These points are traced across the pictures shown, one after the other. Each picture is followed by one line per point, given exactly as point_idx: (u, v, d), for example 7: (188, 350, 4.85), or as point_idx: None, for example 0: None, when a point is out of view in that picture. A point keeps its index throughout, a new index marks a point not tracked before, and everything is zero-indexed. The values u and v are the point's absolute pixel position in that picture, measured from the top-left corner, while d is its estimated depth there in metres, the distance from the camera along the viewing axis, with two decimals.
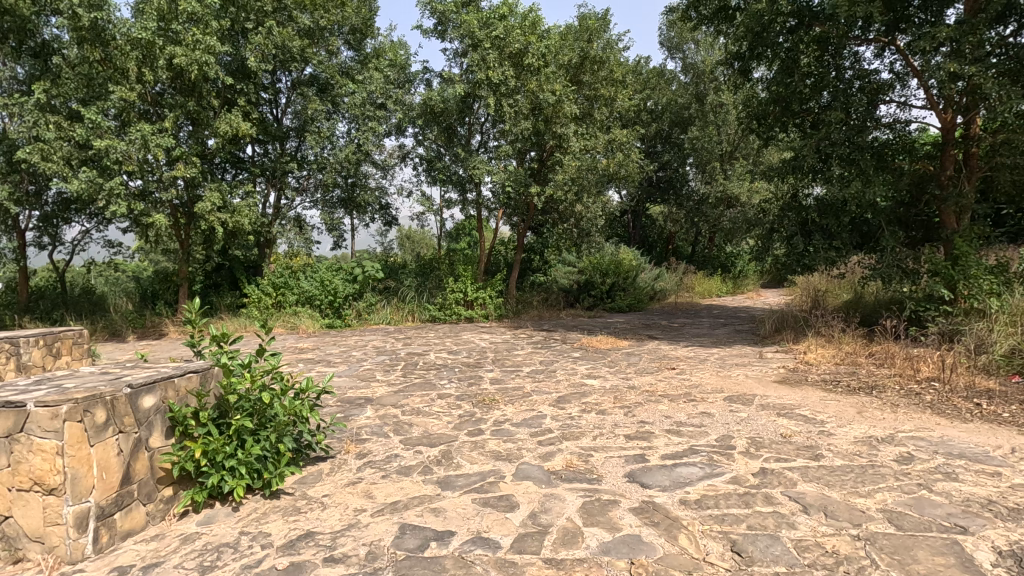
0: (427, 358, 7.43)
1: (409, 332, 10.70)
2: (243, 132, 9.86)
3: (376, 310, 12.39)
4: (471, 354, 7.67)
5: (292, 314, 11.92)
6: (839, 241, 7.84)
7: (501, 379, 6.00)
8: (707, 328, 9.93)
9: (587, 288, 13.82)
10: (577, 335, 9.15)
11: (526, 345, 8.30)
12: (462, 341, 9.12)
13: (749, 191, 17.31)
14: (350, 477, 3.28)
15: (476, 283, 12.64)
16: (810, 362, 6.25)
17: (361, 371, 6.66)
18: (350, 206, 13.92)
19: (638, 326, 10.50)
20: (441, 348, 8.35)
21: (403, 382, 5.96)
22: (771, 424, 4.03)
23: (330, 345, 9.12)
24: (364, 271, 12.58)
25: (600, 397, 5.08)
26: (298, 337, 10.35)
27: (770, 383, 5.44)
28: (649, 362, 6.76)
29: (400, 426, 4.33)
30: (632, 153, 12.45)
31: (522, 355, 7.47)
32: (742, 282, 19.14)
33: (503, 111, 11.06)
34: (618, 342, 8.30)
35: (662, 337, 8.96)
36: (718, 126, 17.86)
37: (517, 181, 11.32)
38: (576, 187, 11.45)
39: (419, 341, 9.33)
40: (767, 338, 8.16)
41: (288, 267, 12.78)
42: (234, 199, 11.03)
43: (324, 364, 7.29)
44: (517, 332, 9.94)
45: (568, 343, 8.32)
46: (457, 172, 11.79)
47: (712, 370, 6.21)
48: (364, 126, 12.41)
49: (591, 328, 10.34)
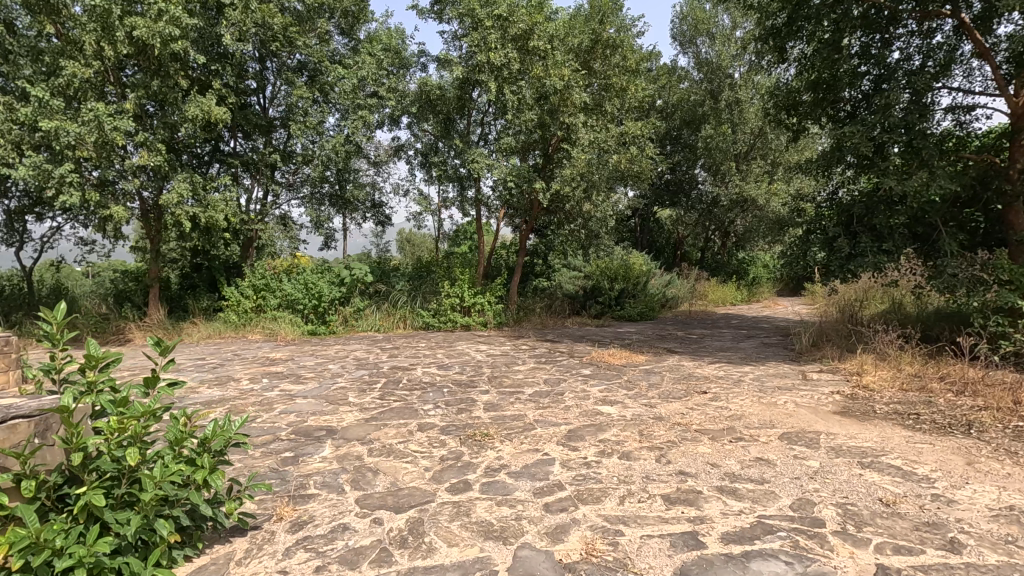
0: (414, 375, 6.39)
1: (398, 341, 9.66)
2: (216, 117, 8.90)
3: (364, 316, 11.40)
4: (466, 370, 6.63)
5: (271, 319, 10.91)
6: (891, 243, 6.77)
7: (498, 404, 4.96)
8: (731, 341, 8.87)
9: (593, 295, 12.84)
10: (586, 347, 8.12)
11: (529, 359, 7.25)
12: (457, 352, 8.08)
13: (767, 194, 16.30)
14: (270, 568, 2.26)
15: (474, 287, 11.61)
16: (870, 387, 5.20)
17: (333, 390, 5.61)
18: (340, 204, 12.91)
19: (652, 337, 9.46)
20: (432, 361, 7.31)
21: (379, 407, 4.92)
22: (860, 482, 2.99)
23: (308, 355, 8.12)
24: (352, 274, 11.63)
25: (621, 432, 4.04)
26: (275, 345, 9.35)
27: (830, 415, 4.41)
28: (674, 383, 5.72)
29: (362, 475, 3.29)
30: (646, 149, 11.44)
31: (524, 372, 6.44)
32: (757, 290, 18.09)
33: (504, 98, 10.11)
34: (634, 357, 7.26)
35: (683, 351, 7.91)
36: (734, 125, 16.85)
37: (520, 177, 10.34)
38: (585, 183, 10.43)
39: (408, 352, 8.29)
40: (805, 355, 7.11)
41: (271, 268, 11.78)
42: (209, 192, 10.07)
43: (293, 380, 6.26)
44: (519, 342, 8.92)
45: (576, 358, 7.28)
46: (455, 166, 10.81)
47: (752, 395, 5.18)
48: (355, 116, 11.43)
49: (600, 339, 9.30)
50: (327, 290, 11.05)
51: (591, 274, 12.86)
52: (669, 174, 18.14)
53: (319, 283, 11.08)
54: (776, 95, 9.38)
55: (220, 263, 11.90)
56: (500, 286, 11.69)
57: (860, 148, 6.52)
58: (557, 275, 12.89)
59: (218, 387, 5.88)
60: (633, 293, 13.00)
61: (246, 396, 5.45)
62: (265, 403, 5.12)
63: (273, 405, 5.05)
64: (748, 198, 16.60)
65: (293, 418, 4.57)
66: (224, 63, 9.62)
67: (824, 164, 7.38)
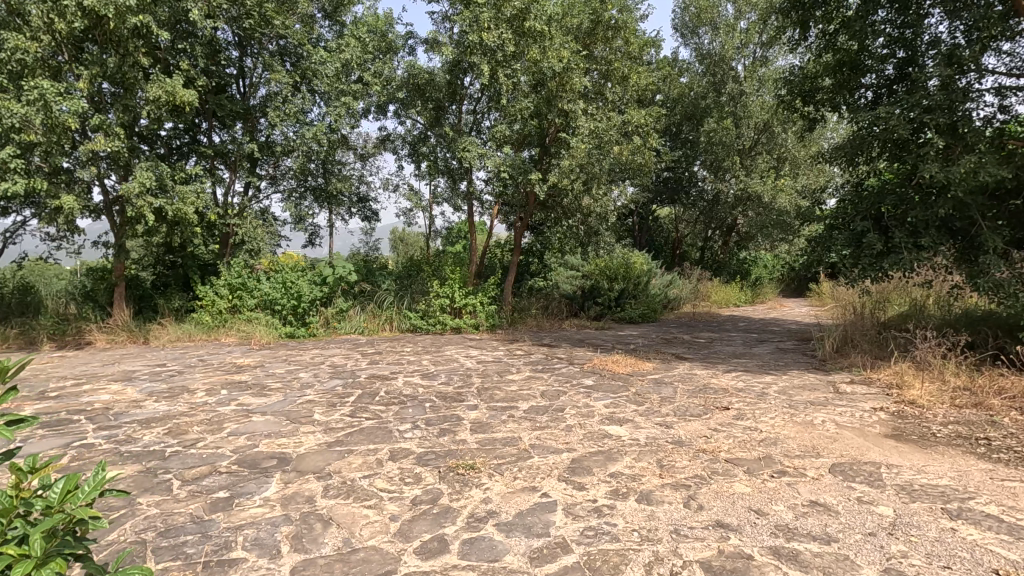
0: (395, 385, 5.64)
1: (382, 344, 8.92)
2: (182, 99, 8.14)
3: (348, 317, 10.67)
4: (454, 379, 5.90)
5: (247, 321, 10.13)
6: (929, 239, 6.07)
7: (488, 424, 4.23)
8: (743, 346, 8.17)
9: (592, 296, 12.15)
10: (587, 353, 7.42)
11: (524, 367, 6.53)
12: (446, 358, 7.36)
13: (773, 190, 15.42)
14: None
15: (465, 287, 10.86)
16: (918, 402, 4.51)
17: (298, 405, 4.84)
18: (323, 199, 12.15)
19: (657, 341, 8.76)
20: (417, 369, 6.57)
21: (347, 427, 4.17)
22: (957, 543, 2.29)
23: (280, 361, 7.37)
24: (335, 272, 10.95)
25: (635, 463, 3.33)
26: (248, 349, 8.60)
27: (882, 439, 3.71)
28: (689, 397, 5.01)
29: (309, 527, 2.55)
30: (649, 140, 10.70)
31: (518, 383, 5.71)
32: (761, 290, 17.44)
33: (497, 83, 9.45)
34: (641, 364, 6.55)
35: (694, 357, 7.20)
36: (736, 121, 16.22)
37: (516, 168, 9.63)
38: (585, 175, 9.70)
39: (391, 357, 7.56)
40: (829, 362, 6.42)
41: (249, 267, 11.03)
42: (178, 182, 9.31)
43: (256, 391, 5.49)
44: (513, 347, 8.21)
45: (577, 365, 6.56)
46: (446, 158, 10.15)
47: (782, 412, 4.47)
48: (337, 103, 10.61)
49: (601, 343, 8.59)
50: (308, 289, 10.30)
51: (591, 273, 12.07)
52: (667, 172, 17.42)
53: (299, 282, 10.32)
54: (792, 79, 8.68)
55: (195, 261, 11.12)
56: (494, 286, 10.93)
57: (897, 132, 5.83)
58: (554, 275, 12.21)
59: (166, 401, 5.10)
60: (634, 293, 12.31)
61: (196, 412, 4.68)
62: (215, 421, 4.36)
63: (223, 424, 4.28)
64: (754, 194, 15.72)
65: (241, 442, 3.81)
66: (193, 42, 8.89)
67: (850, 151, 6.69)
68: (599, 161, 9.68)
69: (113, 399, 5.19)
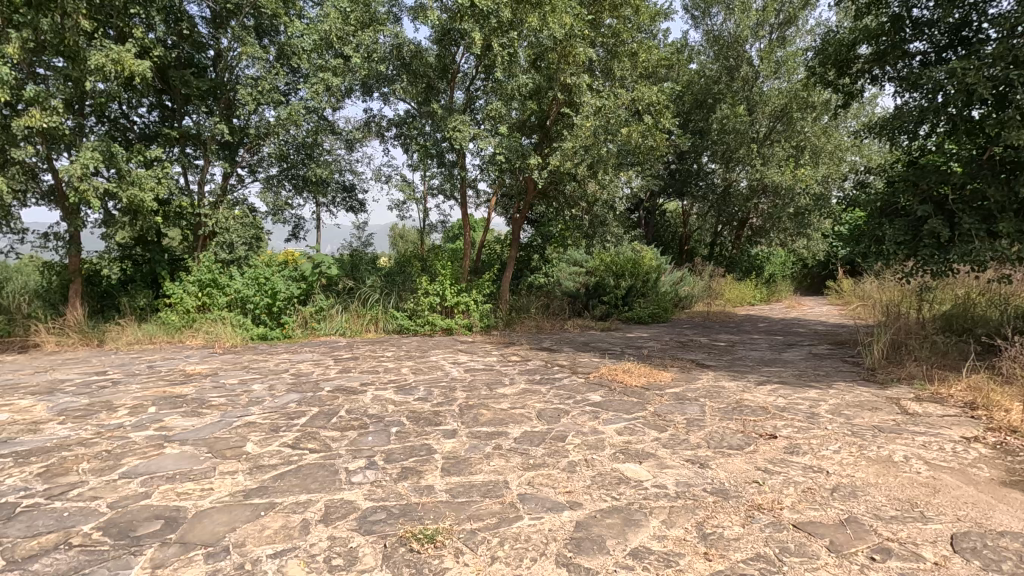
0: (361, 402, 4.65)
1: (361, 348, 7.96)
2: (131, 69, 7.18)
3: (329, 316, 9.72)
4: (433, 394, 4.91)
5: (216, 321, 9.13)
6: (1007, 225, 5.06)
7: (467, 461, 3.25)
8: (771, 352, 7.16)
9: (596, 294, 11.15)
10: (592, 360, 6.43)
11: (518, 377, 5.55)
12: (431, 365, 6.38)
13: (793, 179, 14.24)
14: None
15: (457, 284, 9.84)
16: (1021, 431, 3.51)
17: (233, 429, 3.86)
18: (305, 189, 11.17)
19: (670, 345, 7.76)
20: (393, 379, 5.59)
21: (280, 464, 3.18)
22: None
23: (238, 368, 6.41)
24: (314, 267, 10.02)
25: (667, 532, 2.35)
26: (208, 353, 7.63)
27: (1001, 490, 2.72)
28: (722, 420, 4.02)
29: None
30: (660, 122, 9.66)
31: (510, 398, 4.72)
32: (776, 288, 16.41)
33: (492, 56, 8.48)
34: (656, 374, 5.56)
35: (716, 365, 6.20)
36: (750, 109, 15.19)
37: (513, 150, 8.64)
38: (590, 158, 8.68)
39: (366, 364, 6.58)
40: (880, 373, 5.40)
41: (221, 262, 10.09)
42: (135, 166, 8.39)
43: (190, 409, 4.51)
44: (508, 351, 7.23)
45: (581, 376, 5.58)
46: (437, 140, 9.16)
47: (846, 442, 3.48)
48: (315, 79, 9.61)
49: (608, 347, 7.60)
50: (283, 285, 9.35)
51: (593, 269, 11.09)
52: (675, 162, 16.36)
53: (273, 277, 9.38)
54: (829, 48, 7.64)
55: (163, 255, 10.17)
56: (488, 284, 9.94)
57: (978, 92, 4.84)
58: (554, 271, 11.21)
59: (73, 424, 4.12)
60: (642, 291, 11.31)
61: (98, 439, 3.69)
62: (114, 455, 3.38)
63: (121, 459, 3.29)
64: (771, 184, 14.56)
65: (131, 489, 2.83)
66: (148, 7, 7.95)
67: (909, 121, 5.69)
68: (605, 141, 8.60)
69: (10, 420, 4.21)
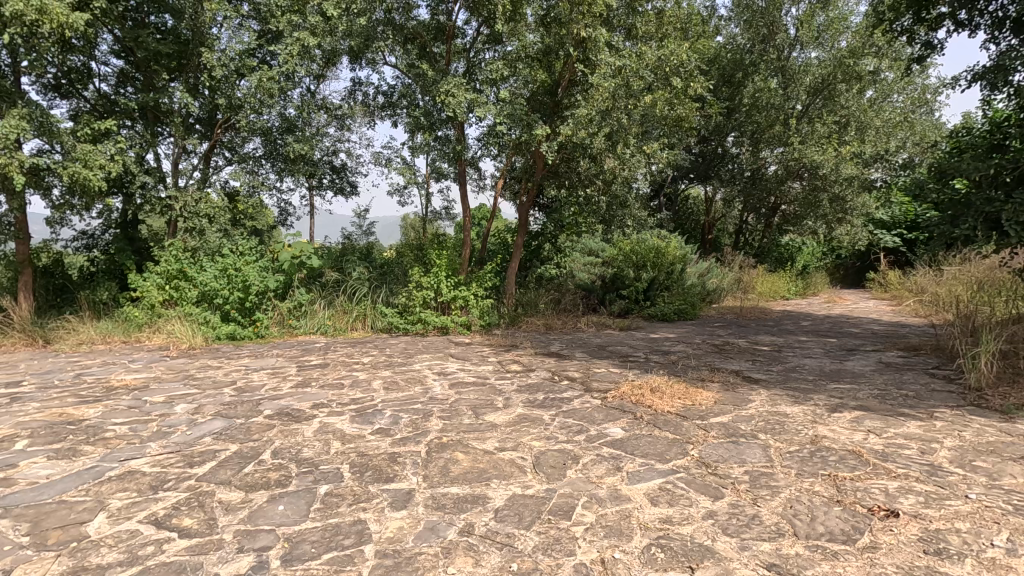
0: (299, 437, 3.46)
1: (338, 351, 6.81)
2: (58, 19, 6.07)
3: (310, 313, 8.59)
4: (399, 424, 3.70)
5: (182, 318, 8.03)
6: None
7: (414, 561, 2.05)
8: (830, 360, 5.84)
9: (614, 287, 9.84)
10: (611, 373, 5.18)
11: (516, 398, 4.32)
12: (411, 376, 5.18)
13: (836, 160, 12.74)
14: None
15: (455, 276, 8.59)
16: None
17: (93, 487, 2.68)
18: (289, 169, 10.16)
19: (704, 351, 6.48)
20: (357, 399, 4.39)
21: (115, 568, 2.01)
22: None
23: (178, 380, 5.27)
24: (295, 257, 9.03)
25: None
26: (159, 357, 6.54)
27: None
28: (802, 477, 2.75)
29: None
30: (690, 88, 8.26)
31: (499, 433, 3.49)
32: (812, 279, 14.94)
33: (492, 7, 7.20)
34: (694, 396, 4.30)
35: (768, 381, 4.91)
36: (784, 83, 13.75)
37: (516, 119, 7.39)
38: (610, 126, 7.36)
39: (333, 374, 5.39)
40: (994, 398, 4.08)
41: (190, 251, 9.01)
42: (81, 139, 7.36)
43: (71, 445, 3.37)
44: (508, 358, 6.01)
45: (597, 397, 4.33)
46: (429, 109, 7.95)
47: (1016, 531, 2.19)
48: (292, 40, 8.42)
49: (628, 353, 6.34)
50: (257, 278, 8.16)
51: (610, 260, 9.93)
52: (697, 146, 15.00)
53: (246, 268, 8.21)
54: None
55: (130, 243, 9.11)
56: (490, 276, 8.67)
57: None
58: (567, 261, 10.09)
59: None
60: (666, 283, 10.06)
61: None
62: None
63: None
64: (809, 165, 13.07)
65: None
66: None
67: None
68: (625, 103, 7.30)
69: None
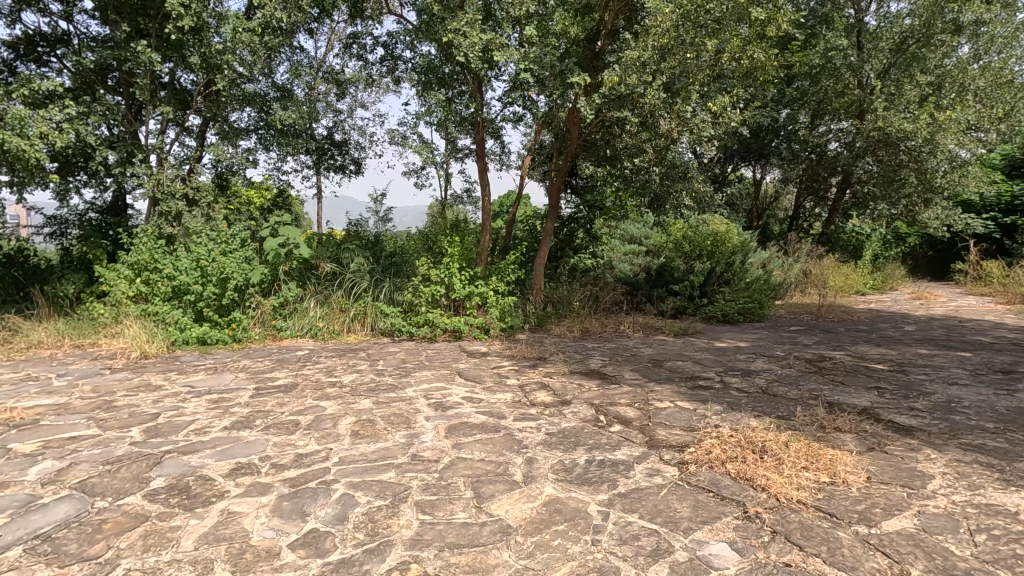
0: (166, 553, 2.01)
1: (321, 363, 5.40)
2: None
3: (300, 313, 7.26)
4: (346, 525, 2.20)
5: (148, 318, 6.72)
6: None
7: None
8: (991, 390, 4.11)
9: (663, 281, 8.30)
10: (681, 412, 3.58)
11: (542, 462, 2.78)
12: (395, 413, 3.68)
13: (930, 128, 10.66)
14: None
15: (471, 268, 7.06)
16: None
17: None
18: (280, 144, 8.84)
19: (798, 371, 4.79)
20: (305, 459, 2.91)
21: None
22: None
23: (87, 409, 3.90)
24: (281, 244, 7.40)
25: None
26: (98, 369, 5.23)
27: None
28: None
29: None
30: (770, 28, 6.50)
31: (513, 556, 1.96)
32: (890, 269, 12.87)
33: None
34: (829, 464, 2.69)
35: (927, 430, 3.23)
36: (857, 49, 11.87)
37: (545, 66, 5.79)
38: (667, 74, 5.72)
39: (293, 405, 3.93)
40: None
41: (165, 239, 7.76)
42: (18, 101, 6.10)
43: None
44: (534, 381, 4.45)
45: (670, 464, 2.77)
46: (440, 60, 6.46)
47: None
48: None
49: (696, 373, 4.73)
50: (237, 270, 6.80)
51: (657, 247, 9.04)
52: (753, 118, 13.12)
53: (221, 258, 6.80)
54: None
55: (99, 229, 7.89)
56: (513, 268, 7.10)
57: None
58: (609, 252, 9.11)
59: None
60: (725, 277, 8.38)
61: None
62: None
63: None
64: (892, 135, 11.09)
65: None
66: None
67: None
68: (693, 33, 5.61)
69: None
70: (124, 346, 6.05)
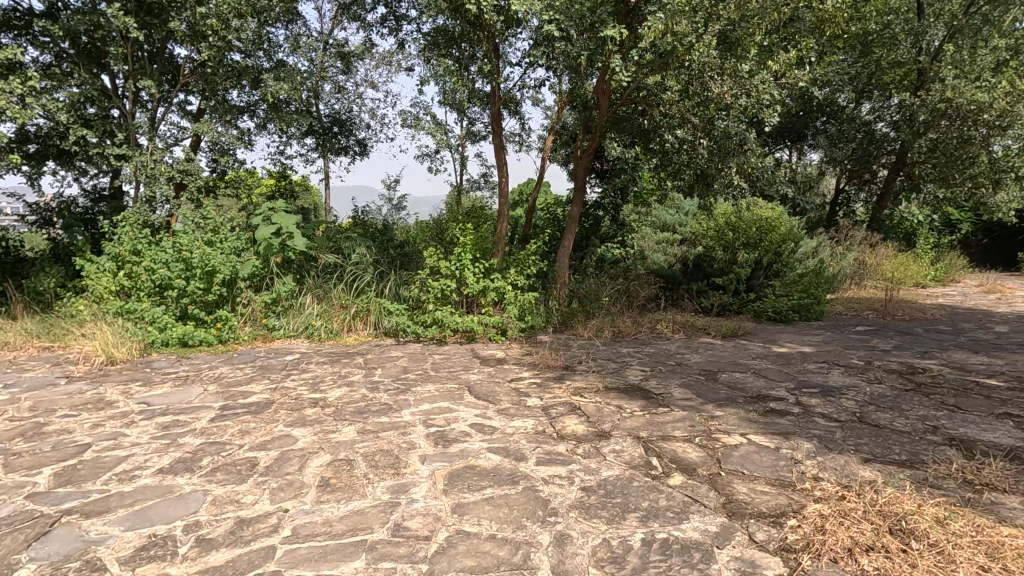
0: None
1: (310, 373, 4.58)
2: None
3: (296, 309, 6.47)
4: None
5: (123, 316, 5.96)
6: None
7: None
8: None
9: (702, 274, 7.37)
10: (761, 455, 2.67)
11: (577, 546, 1.91)
12: (381, 450, 2.83)
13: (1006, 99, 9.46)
14: None
15: (486, 260, 6.20)
16: None
17: None
18: (275, 123, 8.03)
19: (890, 388, 3.83)
20: (245, 530, 2.09)
21: None
22: None
23: (6, 437, 3.13)
24: (274, 233, 6.64)
25: None
26: (51, 379, 4.49)
27: None
28: None
29: None
30: None
31: None
32: (952, 259, 11.61)
33: None
34: (1019, 558, 1.77)
35: None
36: (917, 14, 10.66)
37: (572, 16, 4.86)
38: (721, 24, 4.77)
39: (258, 435, 3.12)
40: None
41: (151, 228, 7.03)
42: None
43: None
44: (561, 401, 3.57)
45: (769, 553, 1.88)
46: (451, 16, 5.62)
47: None
48: None
49: (762, 390, 3.81)
50: (224, 262, 6.05)
51: (693, 237, 7.99)
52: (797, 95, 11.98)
53: (206, 249, 6.06)
54: None
55: (78, 217, 7.15)
56: (534, 260, 6.22)
57: None
58: (638, 241, 8.11)
59: None
60: (773, 268, 7.27)
61: None
62: None
63: None
64: (959, 109, 9.90)
65: None
66: None
67: None
68: None
69: None
70: (91, 348, 5.30)
